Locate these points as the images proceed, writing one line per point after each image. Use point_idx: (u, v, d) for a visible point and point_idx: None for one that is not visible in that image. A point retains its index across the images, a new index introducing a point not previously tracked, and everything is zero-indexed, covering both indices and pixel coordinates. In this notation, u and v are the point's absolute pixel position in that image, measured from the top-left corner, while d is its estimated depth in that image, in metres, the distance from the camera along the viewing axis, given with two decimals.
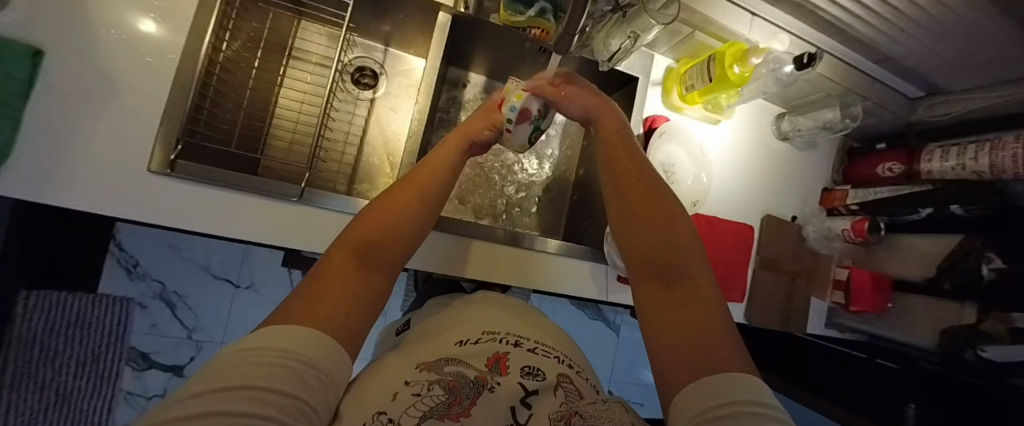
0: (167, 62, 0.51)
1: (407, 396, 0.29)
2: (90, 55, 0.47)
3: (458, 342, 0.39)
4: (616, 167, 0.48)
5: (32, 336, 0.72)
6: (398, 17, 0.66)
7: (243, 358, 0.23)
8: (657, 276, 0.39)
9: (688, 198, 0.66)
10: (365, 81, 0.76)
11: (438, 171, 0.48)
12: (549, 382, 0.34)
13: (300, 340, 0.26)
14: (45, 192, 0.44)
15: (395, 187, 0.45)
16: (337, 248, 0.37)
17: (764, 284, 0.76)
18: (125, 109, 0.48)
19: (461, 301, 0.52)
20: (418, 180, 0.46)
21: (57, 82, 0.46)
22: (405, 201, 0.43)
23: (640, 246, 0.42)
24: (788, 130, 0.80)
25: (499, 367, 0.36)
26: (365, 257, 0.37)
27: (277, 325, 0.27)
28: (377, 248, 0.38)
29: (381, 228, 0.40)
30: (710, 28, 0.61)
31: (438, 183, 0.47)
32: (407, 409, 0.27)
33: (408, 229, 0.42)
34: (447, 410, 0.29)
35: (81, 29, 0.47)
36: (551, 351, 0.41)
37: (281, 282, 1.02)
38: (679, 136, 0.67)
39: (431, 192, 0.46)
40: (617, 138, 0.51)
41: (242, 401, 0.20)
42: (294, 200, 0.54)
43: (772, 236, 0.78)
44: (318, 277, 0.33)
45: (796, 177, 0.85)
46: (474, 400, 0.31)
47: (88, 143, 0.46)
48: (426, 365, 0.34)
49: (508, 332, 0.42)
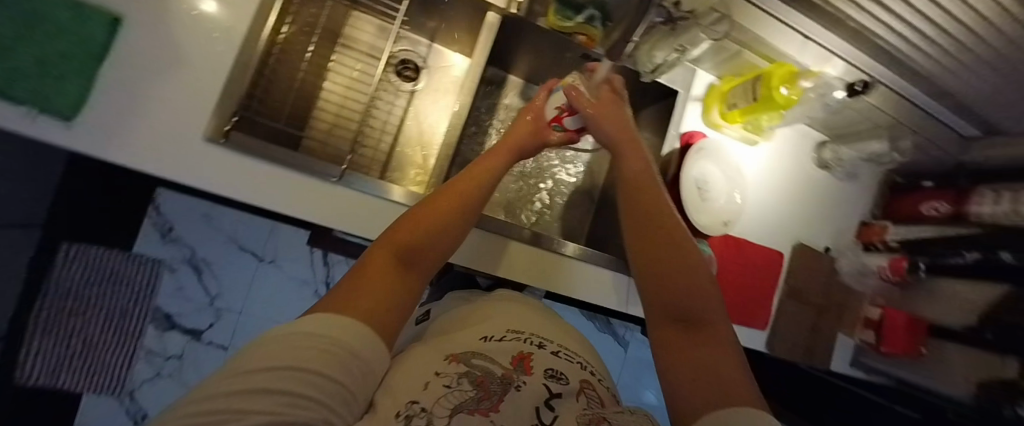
0: (232, 39, 0.54)
1: (437, 388, 0.29)
2: (161, 27, 0.50)
3: (484, 337, 0.40)
4: (634, 204, 0.47)
5: (72, 285, 0.87)
6: (447, 14, 0.69)
7: (287, 342, 0.23)
8: (671, 321, 0.37)
9: (720, 216, 0.65)
10: (407, 74, 0.78)
11: (479, 182, 0.48)
12: (572, 387, 0.34)
13: (337, 325, 0.25)
14: (109, 150, 0.47)
15: (440, 193, 0.44)
16: (376, 249, 0.35)
17: (790, 314, 0.74)
18: (188, 79, 0.51)
19: (484, 298, 0.52)
20: (460, 186, 0.46)
21: (127, 50, 0.49)
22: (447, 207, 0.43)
23: (657, 285, 0.40)
24: (829, 158, 0.77)
25: (523, 366, 0.36)
26: (405, 257, 0.36)
27: (317, 313, 0.26)
28: (416, 252, 0.37)
29: (423, 231, 0.39)
30: (757, 47, 0.62)
31: (479, 194, 0.47)
32: (437, 400, 0.28)
33: (447, 235, 0.41)
34: (477, 405, 0.29)
35: (158, 3, 0.50)
36: (574, 356, 0.41)
37: (303, 260, 1.04)
38: (716, 154, 0.66)
39: (472, 202, 0.46)
40: (642, 179, 0.50)
41: (286, 382, 0.20)
42: (333, 181, 0.56)
43: (801, 266, 0.75)
44: (360, 274, 0.32)
45: (834, 208, 0.81)
46: (501, 397, 0.31)
47: (147, 109, 0.49)
48: (453, 358, 0.34)
49: (532, 333, 0.42)
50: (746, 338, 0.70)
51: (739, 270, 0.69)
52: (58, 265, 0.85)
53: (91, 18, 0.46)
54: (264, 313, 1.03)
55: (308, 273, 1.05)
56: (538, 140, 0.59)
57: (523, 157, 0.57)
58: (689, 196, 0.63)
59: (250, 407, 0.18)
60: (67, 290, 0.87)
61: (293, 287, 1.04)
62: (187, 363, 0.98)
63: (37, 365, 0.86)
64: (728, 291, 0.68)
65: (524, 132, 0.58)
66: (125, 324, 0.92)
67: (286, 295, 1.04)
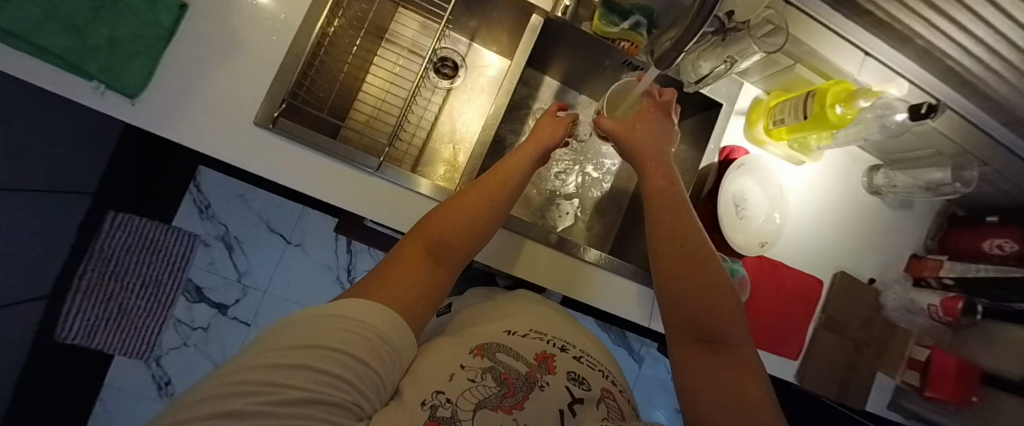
0: (285, 28, 0.56)
1: (463, 381, 0.28)
2: (225, 16, 0.53)
3: (507, 331, 0.38)
4: (659, 221, 0.45)
5: (112, 250, 0.88)
6: (490, 15, 0.69)
7: (321, 322, 0.22)
8: (695, 340, 0.36)
9: (757, 237, 0.62)
10: (445, 71, 0.79)
11: (508, 179, 0.45)
12: (594, 393, 0.32)
13: (368, 310, 0.24)
14: (169, 128, 0.50)
15: (467, 189, 0.43)
16: (408, 241, 0.35)
17: (825, 345, 0.69)
18: (243, 66, 0.54)
19: (504, 297, 0.50)
20: (490, 183, 0.44)
21: (190, 35, 0.52)
22: (475, 204, 0.41)
23: (677, 311, 0.38)
24: (881, 184, 0.73)
25: (548, 365, 0.34)
26: (436, 251, 0.35)
27: (354, 299, 0.26)
28: (445, 247, 0.36)
29: (453, 228, 0.37)
30: (814, 62, 0.59)
31: (506, 192, 0.44)
32: (463, 393, 0.26)
33: (477, 230, 0.40)
34: (500, 401, 0.27)
35: None
36: (595, 364, 0.38)
37: (327, 245, 1.07)
38: (758, 171, 0.63)
39: (499, 200, 0.43)
40: (666, 199, 0.47)
41: (324, 358, 0.19)
42: (370, 171, 0.57)
43: (841, 298, 0.71)
44: (396, 265, 0.32)
45: (883, 237, 0.76)
46: (526, 394, 0.29)
47: (204, 91, 0.52)
48: (478, 351, 0.33)
49: (554, 335, 0.40)
50: (773, 366, 0.66)
51: (774, 294, 0.67)
52: (103, 232, 0.86)
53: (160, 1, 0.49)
54: (286, 294, 1.06)
55: (331, 259, 1.08)
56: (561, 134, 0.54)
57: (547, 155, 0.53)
58: (727, 214, 0.60)
59: (291, 381, 0.17)
60: (105, 254, 0.87)
61: (316, 271, 1.07)
62: (211, 336, 1.03)
63: (69, 327, 0.86)
64: (759, 314, 0.65)
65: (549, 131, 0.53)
66: (159, 292, 0.95)
67: (308, 279, 1.07)
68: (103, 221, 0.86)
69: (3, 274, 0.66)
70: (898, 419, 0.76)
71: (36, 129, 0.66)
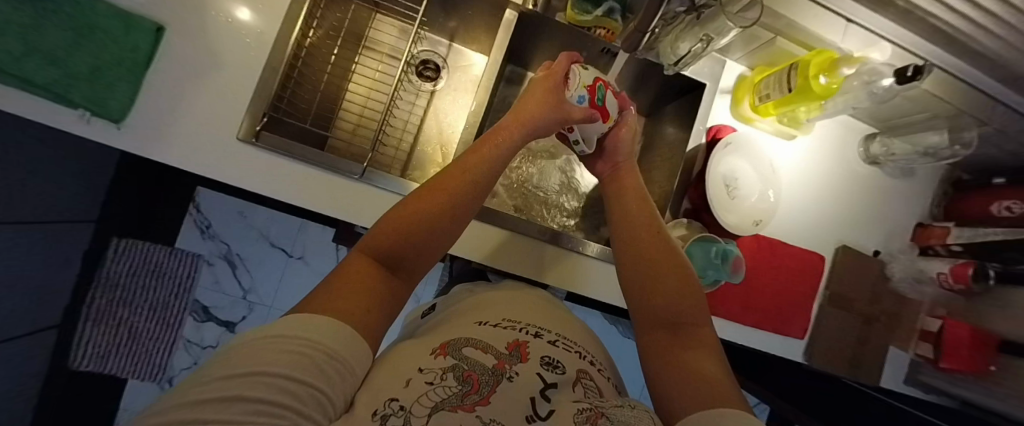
0: (260, 44, 0.57)
1: (419, 385, 0.25)
2: (202, 35, 0.54)
3: (479, 323, 0.37)
4: (622, 205, 0.49)
5: (117, 277, 0.91)
6: (466, 14, 0.69)
7: (263, 348, 0.20)
8: (657, 327, 0.36)
9: (750, 216, 0.61)
10: (427, 74, 0.79)
11: (479, 168, 0.41)
12: (569, 376, 0.30)
13: (316, 327, 0.23)
14: (153, 149, 0.51)
15: (431, 184, 0.39)
16: (359, 252, 0.32)
17: (831, 323, 0.68)
18: (223, 83, 0.55)
19: (486, 289, 0.51)
20: (455, 174, 0.39)
21: (169, 55, 0.53)
22: (436, 200, 0.37)
23: (645, 303, 0.38)
24: (879, 153, 0.71)
25: (519, 353, 0.32)
26: (393, 259, 0.33)
27: (302, 314, 0.24)
28: (400, 256, 0.33)
29: (408, 233, 0.34)
30: (795, 34, 0.58)
31: (479, 187, 0.40)
32: (419, 398, 0.23)
33: (439, 230, 0.36)
34: (461, 400, 0.24)
35: (197, 12, 0.54)
36: (572, 346, 0.37)
37: (328, 257, 1.08)
38: (746, 149, 0.62)
39: (461, 194, 0.39)
40: (635, 194, 0.50)
41: (261, 386, 0.17)
42: (355, 178, 0.57)
43: (845, 273, 0.69)
44: (345, 276, 0.29)
45: (886, 207, 0.74)
46: (493, 388, 0.27)
47: (187, 111, 0.53)
48: (442, 351, 0.30)
49: (528, 323, 0.39)
50: (778, 346, 0.65)
51: (774, 273, 0.65)
52: (109, 260, 0.90)
53: (136, 25, 0.50)
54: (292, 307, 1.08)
55: None
56: (559, 118, 0.48)
57: (537, 136, 0.48)
58: (717, 194, 0.59)
59: (220, 414, 0.16)
60: (111, 281, 0.90)
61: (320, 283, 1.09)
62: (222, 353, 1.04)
63: (82, 354, 0.89)
64: (759, 294, 0.64)
65: (536, 106, 0.48)
66: (167, 314, 0.97)
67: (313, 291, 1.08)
68: (108, 248, 0.90)
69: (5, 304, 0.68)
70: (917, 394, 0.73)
71: (30, 163, 0.68)
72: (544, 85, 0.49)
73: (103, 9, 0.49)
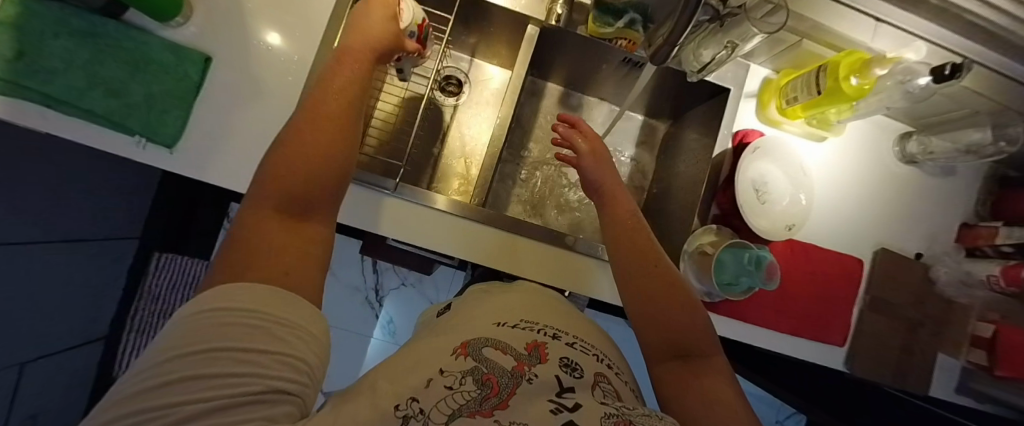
0: (296, 69, 0.60)
1: (439, 387, 0.26)
2: (245, 64, 0.58)
3: (497, 324, 0.36)
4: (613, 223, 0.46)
5: (156, 290, 0.92)
6: (487, 30, 0.71)
7: (210, 319, 0.20)
8: (671, 354, 0.36)
9: (782, 220, 0.60)
10: (450, 89, 0.81)
11: (344, 93, 0.38)
12: (587, 380, 0.30)
13: (266, 297, 0.23)
14: (194, 168, 0.55)
15: (300, 122, 0.35)
16: (251, 210, 0.29)
17: (871, 328, 0.65)
18: (263, 107, 0.58)
19: (504, 288, 0.48)
20: (323, 103, 0.37)
21: (215, 83, 0.57)
22: (311, 130, 0.34)
23: (651, 323, 0.38)
24: (916, 152, 0.69)
25: (539, 354, 0.32)
26: (296, 205, 0.31)
27: (231, 284, 0.23)
28: (305, 198, 0.31)
29: (300, 170, 0.32)
30: (822, 36, 0.58)
31: (349, 118, 0.37)
32: (437, 403, 0.25)
33: (334, 162, 0.34)
34: (479, 405, 0.25)
35: (241, 41, 0.58)
36: (590, 349, 0.36)
37: (355, 267, 1.14)
38: (776, 153, 0.61)
39: (337, 119, 0.36)
40: (628, 220, 0.46)
41: (219, 361, 0.18)
42: (388, 192, 0.60)
43: (883, 275, 0.66)
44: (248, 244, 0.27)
45: (925, 207, 0.71)
46: (512, 389, 0.27)
47: (229, 133, 0.56)
48: (463, 350, 0.30)
49: (547, 323, 0.38)
50: (815, 353, 0.63)
51: (809, 278, 0.64)
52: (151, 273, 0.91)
53: (186, 56, 0.54)
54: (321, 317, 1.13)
55: (359, 280, 1.15)
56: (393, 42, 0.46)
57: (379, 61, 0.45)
58: (748, 200, 0.58)
59: (184, 393, 0.17)
60: (153, 295, 0.92)
61: (348, 293, 1.14)
62: None
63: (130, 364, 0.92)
64: (794, 299, 0.63)
65: (373, 30, 0.45)
66: None
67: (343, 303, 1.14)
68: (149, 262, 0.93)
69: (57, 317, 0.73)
70: (971, 404, 0.69)
71: (76, 185, 0.72)
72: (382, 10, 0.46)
73: (157, 43, 0.53)
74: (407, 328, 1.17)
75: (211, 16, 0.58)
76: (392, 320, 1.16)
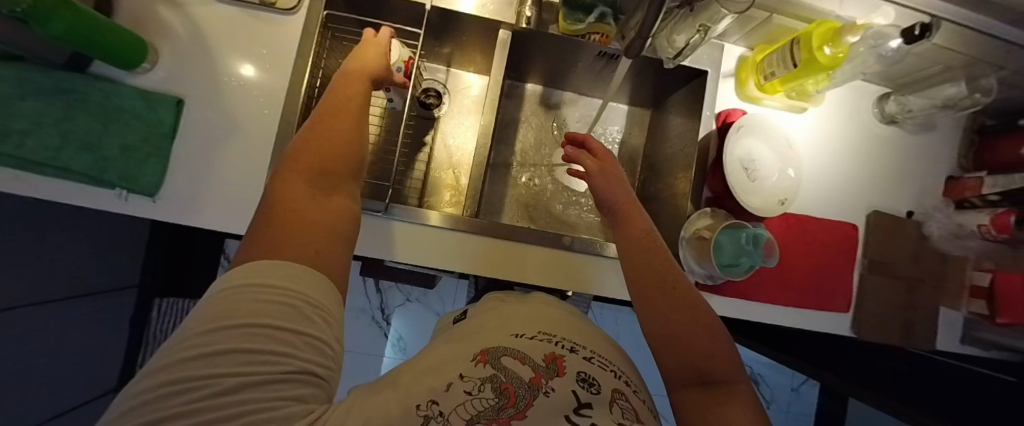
0: (269, 101, 0.58)
1: (460, 391, 0.26)
2: (218, 102, 0.57)
3: (515, 335, 0.34)
4: (629, 239, 0.47)
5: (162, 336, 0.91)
6: (459, 38, 0.71)
7: (244, 295, 0.22)
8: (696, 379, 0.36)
9: (774, 195, 0.60)
10: (430, 101, 0.78)
11: (356, 97, 0.43)
12: (604, 397, 0.30)
13: (295, 276, 0.25)
14: (175, 215, 0.53)
15: (321, 115, 0.39)
16: (282, 183, 0.32)
17: (874, 290, 0.66)
18: (242, 142, 0.57)
19: (517, 298, 0.47)
20: (339, 102, 0.41)
21: (190, 125, 0.55)
22: (335, 122, 0.39)
23: (671, 348, 0.37)
24: (895, 111, 0.70)
25: (557, 366, 0.31)
26: (321, 182, 0.34)
27: (262, 260, 0.25)
28: (330, 174, 0.35)
29: (324, 152, 0.36)
30: (790, 10, 0.57)
31: (359, 112, 0.42)
32: (457, 406, 0.25)
33: (352, 147, 0.38)
34: (497, 414, 0.26)
35: (211, 80, 0.57)
36: (608, 364, 0.35)
37: (358, 289, 1.14)
38: (760, 129, 0.62)
39: (355, 116, 0.41)
40: (647, 243, 0.46)
41: (254, 338, 0.20)
42: (378, 214, 0.59)
43: (879, 236, 0.67)
44: (282, 209, 0.30)
45: (911, 165, 0.72)
46: (530, 401, 0.27)
47: (209, 176, 0.55)
48: (482, 358, 0.30)
49: (564, 336, 0.36)
50: (820, 322, 0.64)
51: (807, 249, 0.64)
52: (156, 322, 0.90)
53: (158, 102, 0.53)
54: None
55: (364, 301, 1.14)
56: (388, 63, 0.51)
57: (380, 78, 0.50)
58: (738, 179, 0.59)
59: (219, 367, 0.19)
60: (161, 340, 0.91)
61: (354, 316, 1.14)
62: None
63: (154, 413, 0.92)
64: (794, 271, 0.63)
65: (376, 57, 0.50)
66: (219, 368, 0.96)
67: (350, 326, 1.13)
68: (150, 310, 0.92)
69: (62, 378, 0.72)
70: (976, 351, 0.70)
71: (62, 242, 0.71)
72: (375, 46, 0.51)
73: (128, 92, 0.52)
74: (418, 344, 1.16)
75: (177, 59, 0.56)
76: (402, 337, 1.16)
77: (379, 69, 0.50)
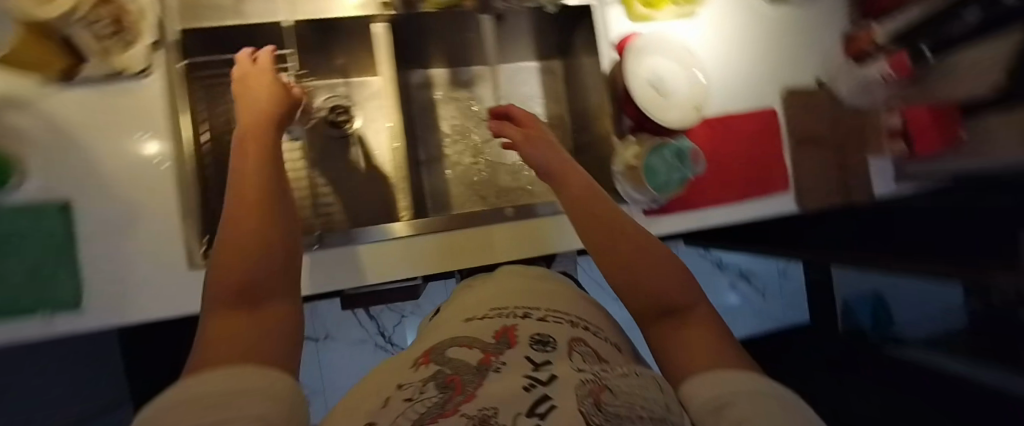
0: (161, 174, 0.55)
1: (398, 400, 0.22)
2: (106, 189, 0.53)
3: (464, 323, 0.35)
4: (571, 202, 0.46)
5: None
6: (342, 45, 0.67)
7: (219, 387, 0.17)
8: (655, 310, 0.35)
9: (687, 104, 0.62)
10: (342, 117, 0.75)
11: (251, 151, 0.39)
12: (561, 348, 0.28)
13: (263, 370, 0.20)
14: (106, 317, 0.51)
15: (232, 202, 0.33)
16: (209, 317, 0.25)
17: (807, 164, 0.69)
18: (155, 224, 0.54)
19: (484, 278, 0.48)
20: (243, 172, 0.36)
21: (87, 223, 0.52)
22: (243, 207, 0.32)
23: (626, 286, 0.37)
24: None
25: (507, 337, 0.30)
26: (246, 301, 0.26)
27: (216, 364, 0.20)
28: (265, 291, 0.27)
29: (237, 254, 0.28)
30: None
31: (268, 169, 0.37)
32: (398, 415, 0.20)
33: (276, 244, 0.31)
34: (441, 407, 0.20)
35: (89, 169, 0.53)
36: (564, 317, 0.35)
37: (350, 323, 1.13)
38: (658, 45, 0.62)
39: (266, 178, 0.36)
40: (585, 195, 0.45)
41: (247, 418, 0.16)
42: (314, 248, 0.58)
43: (799, 110, 0.70)
44: (208, 340, 0.23)
45: (811, 34, 0.74)
46: (480, 381, 0.23)
47: (127, 268, 0.52)
48: (423, 360, 0.28)
49: (515, 305, 0.37)
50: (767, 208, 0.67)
51: (735, 142, 0.66)
52: None
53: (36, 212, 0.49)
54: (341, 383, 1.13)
55: (362, 333, 1.14)
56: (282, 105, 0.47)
57: (277, 118, 0.46)
58: (646, 97, 0.60)
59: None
60: None
61: (356, 350, 1.13)
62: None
63: None
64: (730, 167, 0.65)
65: (264, 94, 0.47)
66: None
67: (355, 360, 1.13)
68: None
69: None
70: None
71: None
72: (266, 74, 0.49)
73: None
74: None
75: (42, 162, 0.52)
76: None
77: (274, 111, 0.46)
